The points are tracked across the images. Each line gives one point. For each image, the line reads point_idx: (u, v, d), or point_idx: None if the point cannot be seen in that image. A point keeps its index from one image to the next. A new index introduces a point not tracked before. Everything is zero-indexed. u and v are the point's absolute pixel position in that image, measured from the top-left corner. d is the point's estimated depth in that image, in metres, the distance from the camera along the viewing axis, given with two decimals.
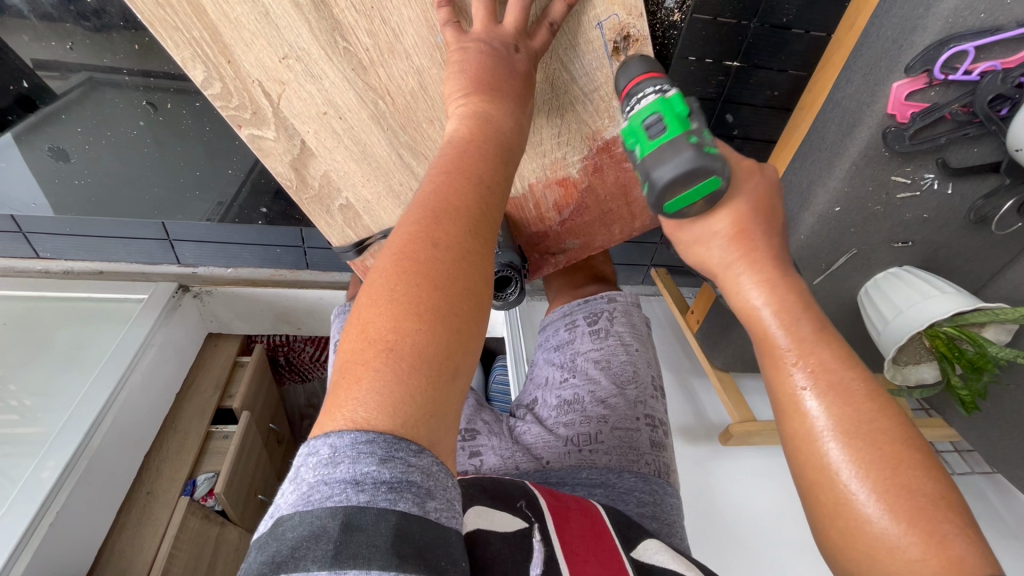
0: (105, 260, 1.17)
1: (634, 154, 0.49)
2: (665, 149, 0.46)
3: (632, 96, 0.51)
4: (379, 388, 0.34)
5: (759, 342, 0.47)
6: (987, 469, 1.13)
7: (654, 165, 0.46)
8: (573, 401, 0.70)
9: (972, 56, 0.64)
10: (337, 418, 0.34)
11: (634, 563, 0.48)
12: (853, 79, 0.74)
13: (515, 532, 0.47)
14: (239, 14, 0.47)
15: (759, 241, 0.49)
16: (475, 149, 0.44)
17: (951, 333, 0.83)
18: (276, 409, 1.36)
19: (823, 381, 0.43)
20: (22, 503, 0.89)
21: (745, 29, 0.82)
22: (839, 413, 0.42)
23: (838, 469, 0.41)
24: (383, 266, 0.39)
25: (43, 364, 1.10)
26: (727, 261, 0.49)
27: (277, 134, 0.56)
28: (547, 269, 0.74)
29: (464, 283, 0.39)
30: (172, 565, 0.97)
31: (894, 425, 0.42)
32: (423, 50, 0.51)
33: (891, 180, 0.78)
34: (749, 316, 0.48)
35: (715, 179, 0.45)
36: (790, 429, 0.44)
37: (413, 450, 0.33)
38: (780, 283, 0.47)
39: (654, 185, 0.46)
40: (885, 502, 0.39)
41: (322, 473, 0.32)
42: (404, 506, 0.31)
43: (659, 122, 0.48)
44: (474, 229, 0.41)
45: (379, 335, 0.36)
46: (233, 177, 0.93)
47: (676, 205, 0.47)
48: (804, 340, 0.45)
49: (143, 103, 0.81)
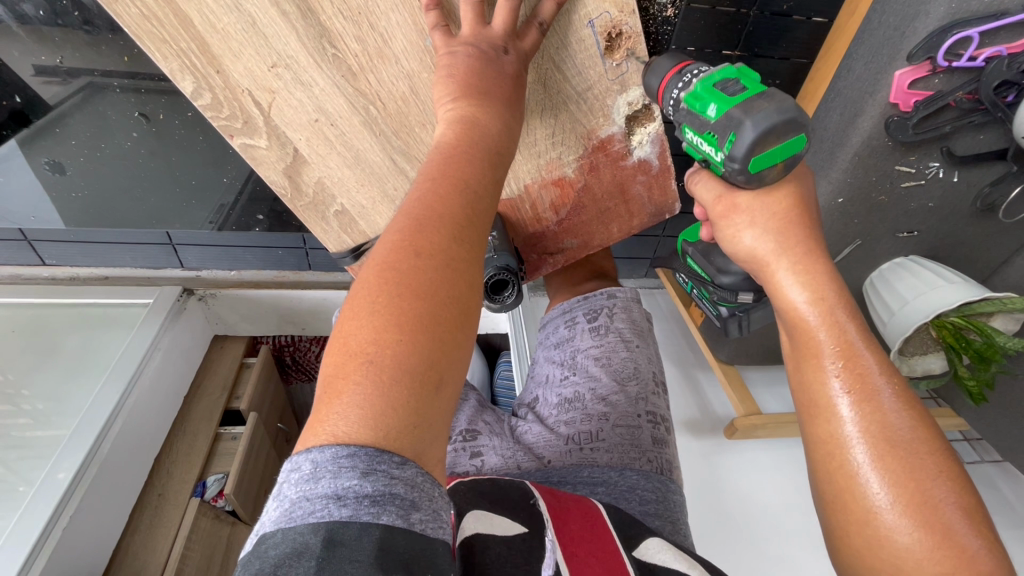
0: (108, 266, 1.17)
1: (706, 115, 0.49)
2: (757, 100, 0.46)
3: (685, 72, 0.52)
4: (360, 401, 0.33)
5: (799, 345, 0.50)
6: (995, 457, 1.13)
7: (747, 114, 0.46)
8: (574, 399, 0.70)
9: (977, 41, 0.62)
10: (319, 432, 0.33)
11: (636, 561, 0.48)
12: (854, 67, 0.73)
13: (516, 535, 0.47)
14: (225, 24, 0.47)
15: (798, 241, 0.51)
16: (460, 155, 0.44)
17: (957, 324, 0.81)
18: (284, 409, 1.37)
19: (862, 390, 0.45)
20: (38, 506, 0.91)
21: (745, 18, 0.80)
22: (873, 418, 0.44)
23: (863, 473, 0.43)
24: (366, 278, 0.38)
25: (54, 369, 1.12)
26: (779, 254, 0.51)
27: (270, 143, 0.56)
28: (545, 269, 0.74)
29: (448, 291, 0.38)
30: (185, 565, 0.98)
31: (925, 436, 0.44)
32: (412, 54, 0.51)
33: (896, 169, 0.77)
34: (791, 317, 0.50)
35: (802, 135, 0.47)
36: (818, 432, 0.47)
37: (396, 462, 0.32)
38: (827, 287, 0.49)
39: (750, 135, 0.45)
40: (908, 510, 0.41)
41: (304, 489, 0.30)
42: (388, 519, 0.30)
43: (737, 83, 0.49)
44: (460, 236, 0.41)
45: (360, 348, 0.35)
46: (228, 184, 0.93)
47: (762, 161, 0.47)
48: (849, 346, 0.47)
49: (135, 114, 0.83)
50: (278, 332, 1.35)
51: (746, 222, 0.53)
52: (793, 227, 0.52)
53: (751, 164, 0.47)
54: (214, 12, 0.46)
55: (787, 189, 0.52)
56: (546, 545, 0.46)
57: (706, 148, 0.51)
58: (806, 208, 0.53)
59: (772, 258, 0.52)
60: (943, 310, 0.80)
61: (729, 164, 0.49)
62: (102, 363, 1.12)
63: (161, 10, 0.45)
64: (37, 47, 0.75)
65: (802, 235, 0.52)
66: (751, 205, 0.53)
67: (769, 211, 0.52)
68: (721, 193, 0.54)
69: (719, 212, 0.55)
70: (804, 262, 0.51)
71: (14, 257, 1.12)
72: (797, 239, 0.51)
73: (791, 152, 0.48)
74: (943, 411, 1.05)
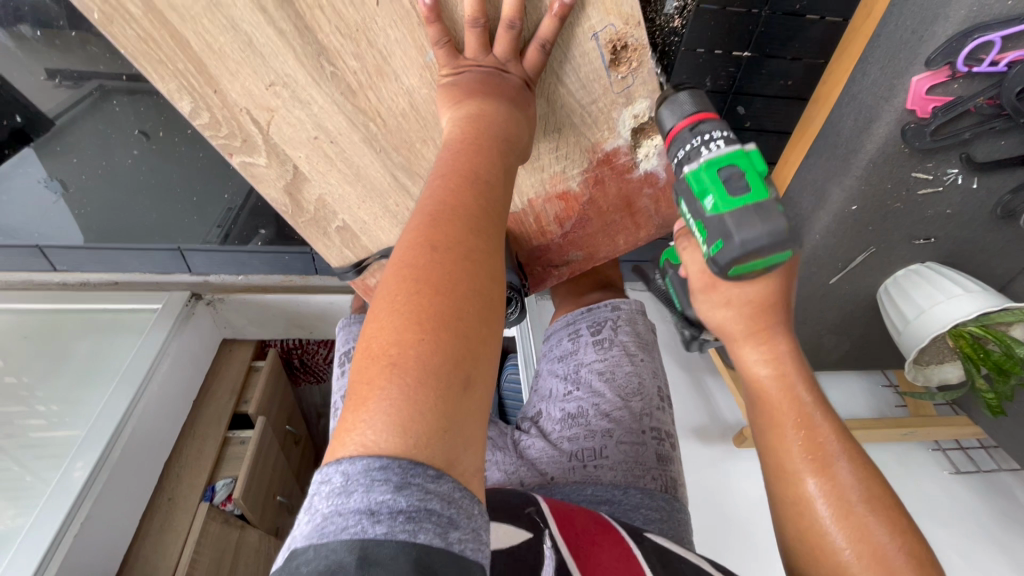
0: (120, 271, 1.19)
1: (704, 204, 0.47)
2: (752, 216, 0.45)
3: (698, 133, 0.49)
4: (386, 407, 0.31)
5: (757, 405, 0.50)
6: (1014, 465, 1.10)
7: (739, 229, 0.44)
8: (577, 415, 0.69)
9: (1000, 45, 0.60)
10: (347, 443, 0.31)
11: (652, 562, 0.46)
12: (869, 72, 0.70)
13: (520, 545, 0.44)
14: (222, 43, 0.46)
15: (771, 323, 0.50)
16: (471, 150, 0.43)
17: (975, 334, 0.80)
18: (293, 412, 1.38)
19: (819, 452, 0.46)
20: (51, 509, 0.91)
21: (756, 18, 0.78)
22: (829, 480, 0.44)
23: (830, 533, 0.43)
24: (385, 280, 0.36)
25: (66, 373, 1.12)
26: (748, 335, 0.50)
27: (269, 161, 0.56)
28: (551, 282, 0.73)
29: (468, 284, 0.36)
30: (195, 570, 0.99)
31: (878, 496, 0.44)
32: (412, 70, 0.50)
33: (912, 176, 0.74)
34: (751, 385, 0.51)
35: (789, 252, 0.46)
36: (785, 494, 0.46)
37: (431, 475, 0.29)
38: (787, 362, 0.50)
39: (736, 249, 0.45)
40: (872, 564, 0.41)
41: (337, 503, 0.29)
42: (425, 538, 0.28)
43: (742, 178, 0.46)
44: (476, 227, 0.39)
45: (382, 350, 0.33)
46: (226, 201, 0.99)
47: (744, 269, 0.47)
48: (802, 411, 0.48)
49: (136, 133, 0.94)
50: (285, 336, 1.35)
51: (723, 301, 0.51)
52: (767, 313, 0.50)
53: (731, 270, 0.47)
54: (210, 32, 0.45)
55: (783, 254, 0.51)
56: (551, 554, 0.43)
57: (696, 231, 0.50)
58: (783, 296, 0.50)
59: (740, 337, 0.51)
60: (960, 322, 0.79)
61: (712, 263, 0.48)
62: (114, 368, 1.13)
63: (158, 31, 0.45)
64: (31, 65, 0.88)
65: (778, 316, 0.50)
66: (731, 290, 0.50)
67: (747, 298, 0.49)
68: (704, 267, 0.52)
69: (699, 286, 0.53)
70: (768, 339, 0.50)
71: (26, 264, 1.12)
72: (768, 319, 0.50)
73: (774, 263, 0.46)
74: (959, 420, 1.03)
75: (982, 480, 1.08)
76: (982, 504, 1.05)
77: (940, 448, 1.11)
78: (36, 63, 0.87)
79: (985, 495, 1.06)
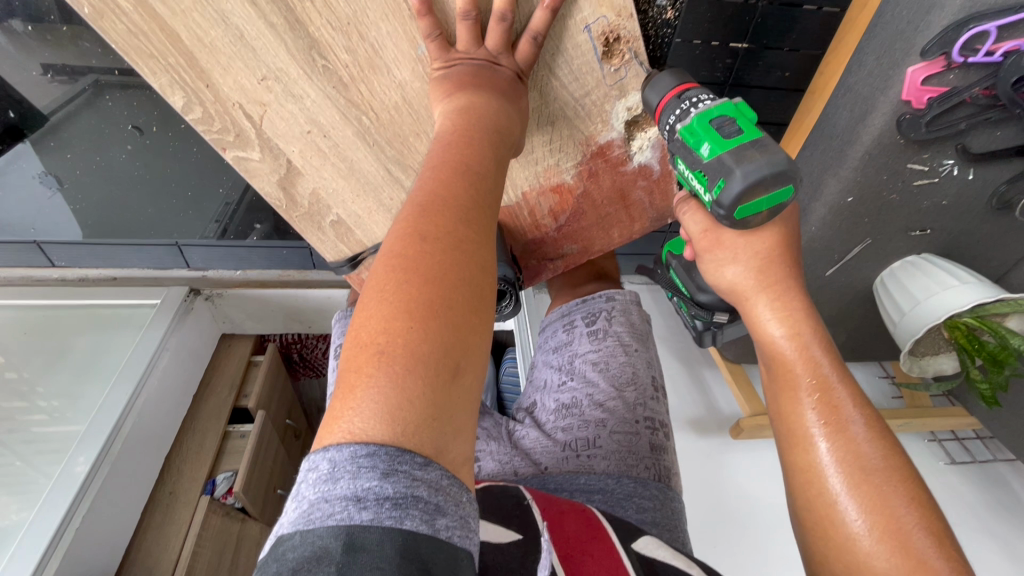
0: (117, 267, 1.17)
1: (699, 153, 0.48)
2: (749, 150, 0.45)
3: (685, 97, 0.50)
4: (374, 395, 0.31)
5: (774, 374, 0.51)
6: (1010, 456, 1.10)
7: (738, 164, 0.45)
8: (571, 405, 0.70)
9: (994, 35, 0.59)
10: (335, 430, 0.31)
11: (639, 562, 0.46)
12: (866, 62, 0.70)
13: (509, 543, 0.46)
14: (214, 37, 0.46)
15: (779, 279, 0.52)
16: (462, 141, 0.43)
17: (970, 325, 0.80)
18: (292, 405, 1.38)
19: (835, 420, 0.46)
20: (53, 503, 0.92)
21: (752, 9, 0.77)
22: (843, 447, 0.45)
23: (840, 501, 0.43)
24: (375, 269, 0.36)
25: (67, 368, 1.13)
26: (759, 290, 0.52)
27: (262, 154, 0.56)
28: (545, 275, 0.73)
29: (458, 274, 0.36)
30: (195, 563, 1.00)
31: (895, 464, 0.44)
32: (404, 64, 0.50)
33: (908, 168, 0.74)
34: (769, 350, 0.52)
35: (789, 187, 0.46)
36: (797, 460, 0.47)
37: (418, 462, 0.30)
38: (803, 325, 0.51)
39: (738, 184, 0.45)
40: (884, 536, 0.41)
41: (323, 489, 0.29)
42: (412, 524, 0.28)
43: (733, 124, 0.48)
44: (466, 218, 0.39)
45: (371, 339, 0.33)
46: (220, 196, 1.00)
47: (748, 209, 0.47)
48: (821, 377, 0.48)
49: (129, 127, 0.94)
50: (284, 330, 1.36)
51: (730, 258, 0.53)
52: (774, 265, 0.52)
53: (736, 211, 0.47)
54: (201, 26, 0.45)
55: (773, 230, 0.52)
56: (544, 550, 0.45)
57: (696, 183, 0.51)
58: (790, 248, 0.53)
59: (752, 293, 0.52)
60: (955, 312, 0.79)
61: (717, 208, 0.48)
62: (114, 363, 1.13)
63: (148, 26, 0.45)
64: (26, 63, 0.85)
65: (785, 270, 0.52)
66: (736, 242, 0.53)
67: (752, 250, 0.52)
68: (708, 226, 0.55)
69: (703, 246, 0.56)
70: (782, 299, 0.51)
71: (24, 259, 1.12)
72: (778, 276, 0.52)
73: (779, 200, 0.47)
74: (955, 411, 1.03)
75: (977, 471, 1.09)
76: (977, 494, 1.06)
77: (937, 439, 1.11)
78: (30, 61, 0.84)
79: (979, 485, 1.07)
